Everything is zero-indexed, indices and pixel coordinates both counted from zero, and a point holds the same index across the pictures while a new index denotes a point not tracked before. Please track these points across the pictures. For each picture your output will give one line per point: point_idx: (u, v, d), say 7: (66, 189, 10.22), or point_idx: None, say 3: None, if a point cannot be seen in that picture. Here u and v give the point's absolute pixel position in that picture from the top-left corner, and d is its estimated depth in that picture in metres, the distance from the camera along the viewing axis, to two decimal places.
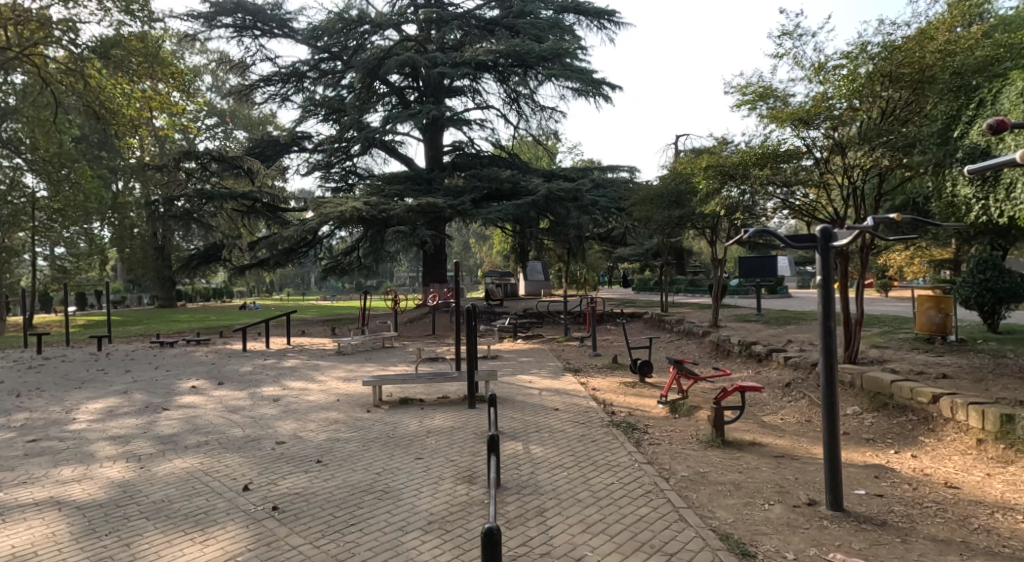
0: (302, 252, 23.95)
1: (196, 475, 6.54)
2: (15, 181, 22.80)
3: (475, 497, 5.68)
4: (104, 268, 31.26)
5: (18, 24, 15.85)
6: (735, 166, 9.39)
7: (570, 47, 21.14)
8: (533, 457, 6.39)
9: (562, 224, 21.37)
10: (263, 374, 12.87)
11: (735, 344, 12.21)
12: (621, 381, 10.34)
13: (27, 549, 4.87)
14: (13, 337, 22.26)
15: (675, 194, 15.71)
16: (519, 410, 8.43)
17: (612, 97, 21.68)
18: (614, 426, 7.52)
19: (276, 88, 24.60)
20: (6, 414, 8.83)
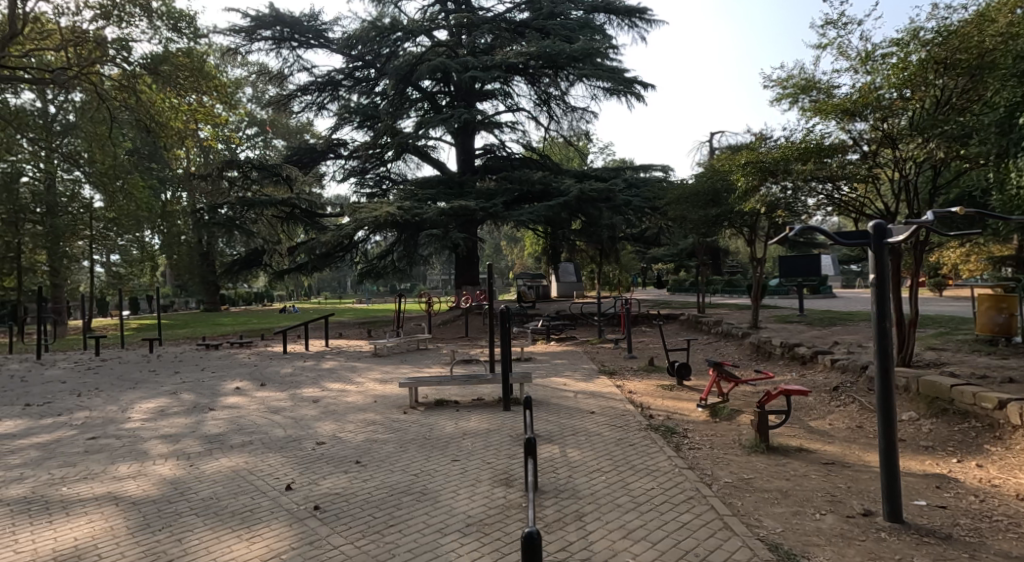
0: (339, 256, 24.34)
1: (242, 474, 6.71)
2: (71, 193, 23.74)
3: (514, 500, 5.70)
4: (154, 274, 32.33)
5: (75, 44, 16.57)
6: (776, 162, 9.30)
7: (601, 47, 21.04)
8: (571, 461, 6.37)
9: (595, 225, 21.29)
10: (304, 376, 13.12)
11: (776, 346, 12.00)
12: (659, 384, 10.25)
13: (88, 542, 5.06)
14: (70, 340, 23.14)
15: (711, 193, 15.48)
16: (556, 413, 8.42)
17: (644, 96, 21.50)
18: (653, 429, 7.46)
19: (313, 97, 25.10)
20: (66, 413, 9.19)
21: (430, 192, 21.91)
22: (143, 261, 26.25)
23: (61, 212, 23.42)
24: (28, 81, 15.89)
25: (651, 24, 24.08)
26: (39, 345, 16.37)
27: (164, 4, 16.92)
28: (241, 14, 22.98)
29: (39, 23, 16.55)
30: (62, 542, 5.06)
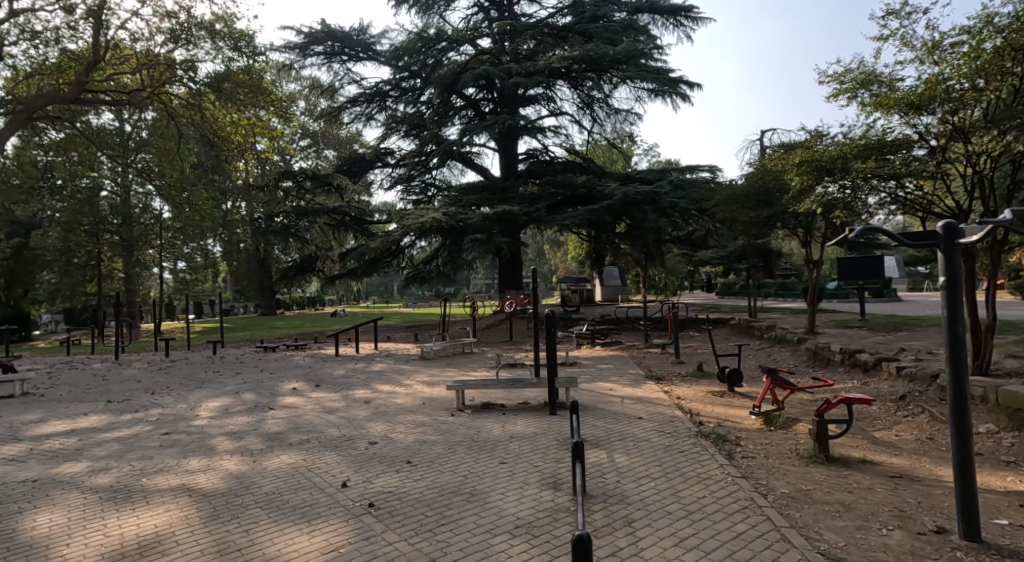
0: (386, 262, 24.89)
1: (300, 470, 7.08)
2: (143, 205, 25.15)
3: (562, 504, 5.84)
4: (216, 281, 33.77)
5: (149, 67, 17.76)
6: (833, 161, 9.47)
7: (645, 48, 21.06)
8: (618, 466, 6.50)
9: (640, 228, 21.26)
10: (355, 377, 13.56)
11: (836, 353, 11.80)
12: (709, 390, 10.24)
13: (167, 528, 5.46)
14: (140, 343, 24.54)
15: (762, 193, 15.29)
16: (603, 418, 8.55)
17: (690, 96, 21.33)
18: (703, 436, 7.49)
19: (361, 108, 25.82)
20: (142, 409, 9.83)
21: (475, 197, 22.22)
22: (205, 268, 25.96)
23: (135, 223, 24.78)
24: (107, 103, 17.08)
25: (696, 22, 23.95)
26: (116, 346, 17.47)
27: (226, 25, 17.82)
28: (295, 31, 23.90)
29: (118, 50, 17.82)
30: (145, 527, 5.49)
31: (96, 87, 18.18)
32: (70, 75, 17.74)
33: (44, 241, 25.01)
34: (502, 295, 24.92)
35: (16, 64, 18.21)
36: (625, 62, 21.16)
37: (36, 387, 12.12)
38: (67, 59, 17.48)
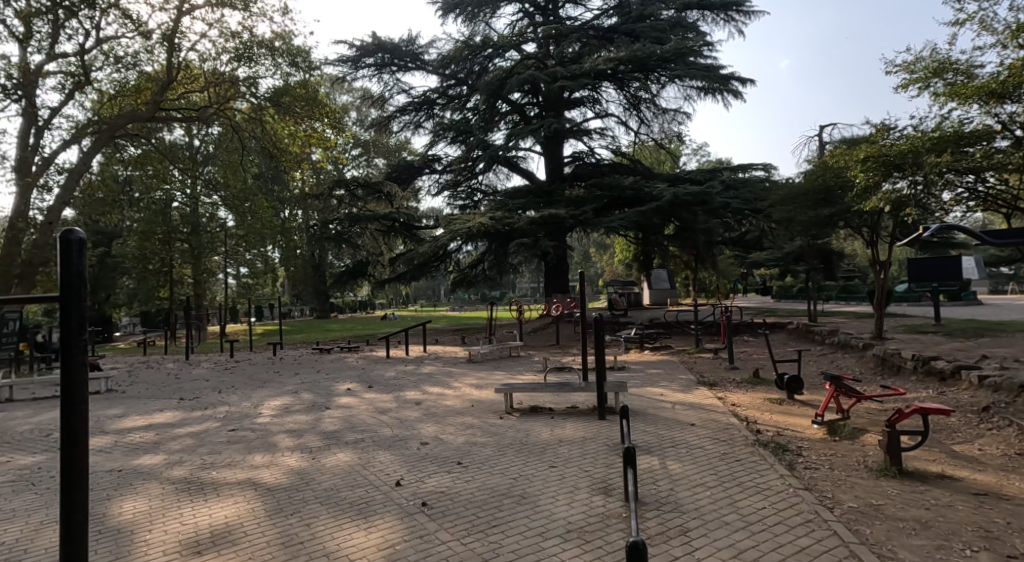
0: (434, 267, 25.27)
1: (357, 469, 7.28)
2: (210, 214, 25.85)
3: (613, 510, 5.80)
4: (276, 286, 35.05)
5: (216, 85, 18.97)
6: (903, 156, 9.25)
7: (694, 45, 20.71)
8: (671, 473, 6.44)
9: (690, 230, 20.96)
10: (406, 379, 13.84)
11: (906, 360, 11.36)
12: (766, 398, 10.00)
13: (236, 520, 5.74)
14: (208, 344, 25.92)
15: (823, 191, 14.81)
16: (654, 423, 8.49)
17: (741, 92, 20.92)
18: (762, 445, 7.32)
19: (410, 117, 26.30)
20: (210, 406, 10.32)
21: (520, 201, 22.30)
22: (266, 274, 26.97)
23: (203, 232, 25.88)
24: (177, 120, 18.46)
25: (747, 16, 23.52)
26: (186, 347, 18.45)
27: (285, 42, 18.68)
28: (347, 45, 24.60)
29: (188, 70, 19.02)
30: (216, 517, 5.78)
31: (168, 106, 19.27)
32: (147, 95, 19.09)
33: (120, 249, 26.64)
34: (548, 298, 24.92)
35: (100, 86, 19.64)
36: (673, 60, 20.84)
37: (115, 384, 12.85)
38: (144, 80, 18.73)
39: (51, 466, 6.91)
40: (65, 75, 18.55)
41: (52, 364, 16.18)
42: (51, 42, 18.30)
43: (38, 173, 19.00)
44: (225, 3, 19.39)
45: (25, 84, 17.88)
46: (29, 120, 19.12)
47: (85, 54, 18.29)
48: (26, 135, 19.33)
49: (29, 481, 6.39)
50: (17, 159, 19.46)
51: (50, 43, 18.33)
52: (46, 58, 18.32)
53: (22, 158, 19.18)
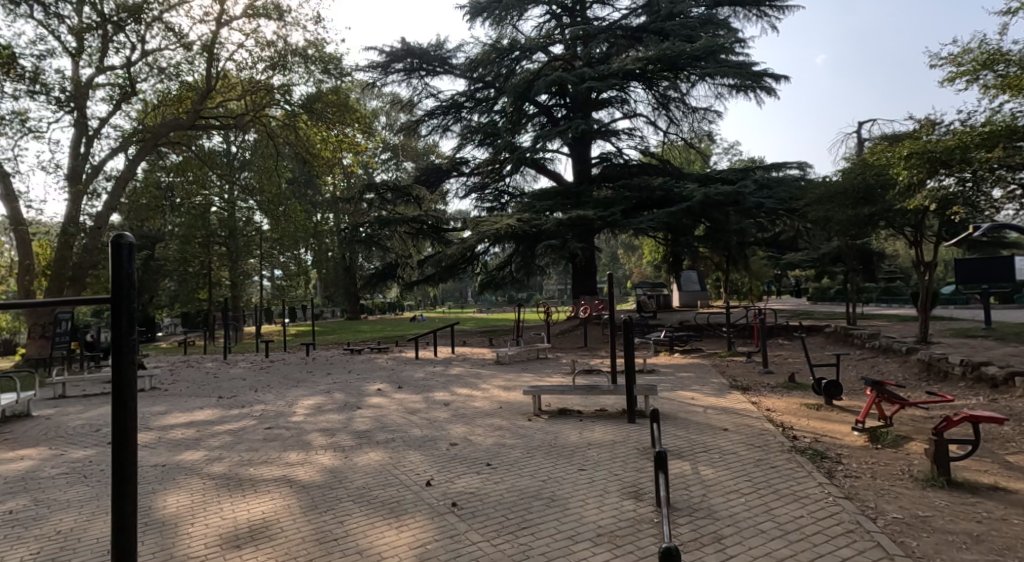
0: (461, 268, 25.41)
1: (388, 468, 7.38)
2: (246, 219, 26.17)
3: (644, 514, 5.77)
4: (308, 288, 35.69)
5: (251, 93, 20.06)
6: (950, 152, 9.07)
7: (726, 43, 20.44)
8: (704, 478, 6.39)
9: (722, 231, 20.71)
10: (435, 380, 13.97)
11: (954, 366, 11.04)
12: (803, 403, 9.81)
13: (274, 515, 5.88)
14: (243, 344, 26.59)
15: (862, 190, 14.47)
16: (686, 428, 8.42)
17: (775, 90, 20.60)
18: (799, 452, 7.19)
19: (439, 120, 26.54)
20: (247, 404, 10.58)
21: (548, 202, 22.31)
22: (298, 276, 27.85)
23: (239, 235, 26.42)
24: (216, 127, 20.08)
25: (780, 11, 23.18)
26: (223, 347, 18.95)
27: (317, 49, 19.27)
28: (377, 51, 24.94)
29: (226, 78, 19.71)
30: (254, 512, 5.94)
31: (207, 115, 20.49)
32: (189, 103, 19.87)
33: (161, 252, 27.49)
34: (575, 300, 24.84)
35: (145, 97, 20.38)
36: (703, 58, 20.59)
37: (157, 382, 13.22)
38: (185, 89, 19.41)
39: (100, 460, 7.16)
40: (112, 86, 19.24)
41: (99, 364, 16.76)
42: (100, 56, 19.04)
43: (88, 181, 19.85)
44: (261, 12, 19.87)
45: (76, 96, 18.62)
46: (79, 130, 19.92)
47: (131, 66, 18.95)
48: (77, 144, 20.13)
49: (80, 474, 6.64)
50: (68, 168, 20.26)
51: (99, 57, 19.08)
52: (96, 71, 19.06)
53: (72, 166, 19.98)
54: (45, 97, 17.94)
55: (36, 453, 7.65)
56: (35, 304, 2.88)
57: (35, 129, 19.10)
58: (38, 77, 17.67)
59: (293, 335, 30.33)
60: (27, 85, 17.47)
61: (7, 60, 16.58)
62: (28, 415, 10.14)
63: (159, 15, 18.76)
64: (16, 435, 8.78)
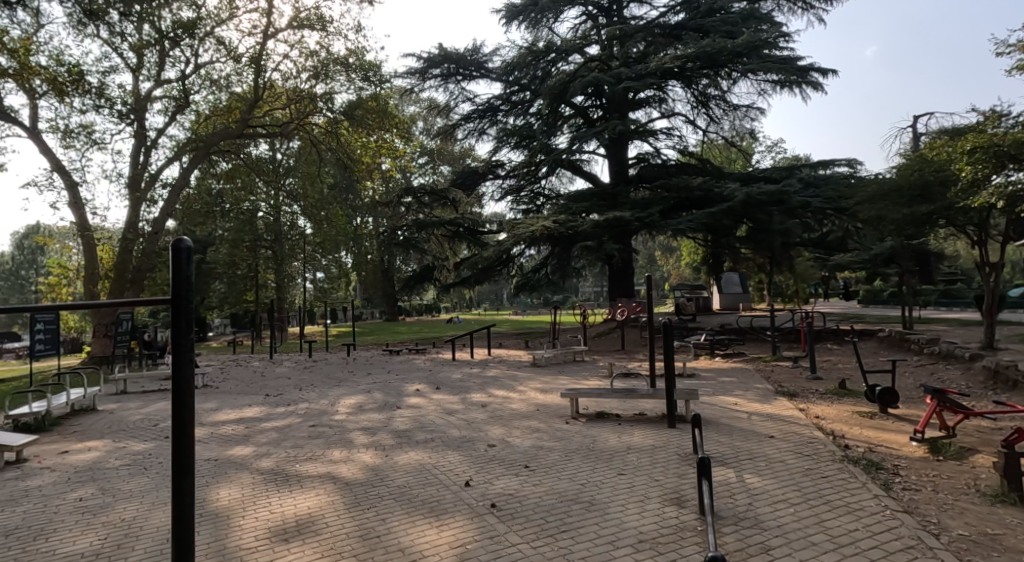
0: (497, 271, 25.46)
1: (428, 468, 7.48)
2: (291, 223, 26.83)
3: (687, 522, 5.71)
4: (349, 288, 36.32)
5: (295, 102, 20.69)
6: (1019, 146, 8.84)
7: (769, 38, 20.03)
8: (749, 487, 6.29)
9: (765, 231, 20.29)
10: (472, 381, 14.07)
11: (1021, 373, 10.55)
12: (855, 411, 9.51)
13: (319, 510, 6.03)
14: (288, 343, 27.52)
15: (920, 187, 13.78)
16: (730, 434, 8.29)
17: (822, 84, 20.06)
18: (851, 462, 6.97)
19: (474, 124, 26.69)
20: (292, 402, 10.85)
21: (584, 204, 22.21)
22: (340, 279, 28.57)
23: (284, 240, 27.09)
24: (262, 135, 20.70)
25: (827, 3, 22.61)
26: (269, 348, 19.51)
27: (358, 57, 19.76)
28: (414, 58, 25.29)
29: (272, 88, 20.45)
30: (300, 507, 6.10)
31: (255, 123, 21.19)
32: (238, 113, 20.84)
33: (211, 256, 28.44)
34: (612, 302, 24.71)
35: (197, 107, 21.18)
36: (746, 55, 20.23)
37: (209, 379, 13.68)
38: (234, 100, 20.17)
39: (159, 453, 7.45)
40: (168, 99, 20.00)
41: (158, 363, 17.49)
42: (158, 70, 19.83)
43: (147, 189, 20.70)
44: (306, 23, 20.35)
45: (135, 108, 19.44)
46: (138, 140, 20.78)
47: (185, 79, 19.69)
48: (136, 154, 21.00)
49: (140, 465, 6.92)
50: (129, 176, 21.19)
51: (157, 71, 19.89)
52: (154, 85, 19.87)
53: (132, 175, 20.87)
54: (109, 111, 18.78)
55: (100, 445, 8.00)
56: (100, 304, 3.02)
57: (100, 141, 20.00)
58: (104, 91, 18.50)
59: (336, 335, 31.53)
60: (94, 100, 18.32)
61: (76, 76, 17.44)
62: (93, 410, 10.63)
63: (211, 30, 19.45)
64: (82, 427, 9.21)
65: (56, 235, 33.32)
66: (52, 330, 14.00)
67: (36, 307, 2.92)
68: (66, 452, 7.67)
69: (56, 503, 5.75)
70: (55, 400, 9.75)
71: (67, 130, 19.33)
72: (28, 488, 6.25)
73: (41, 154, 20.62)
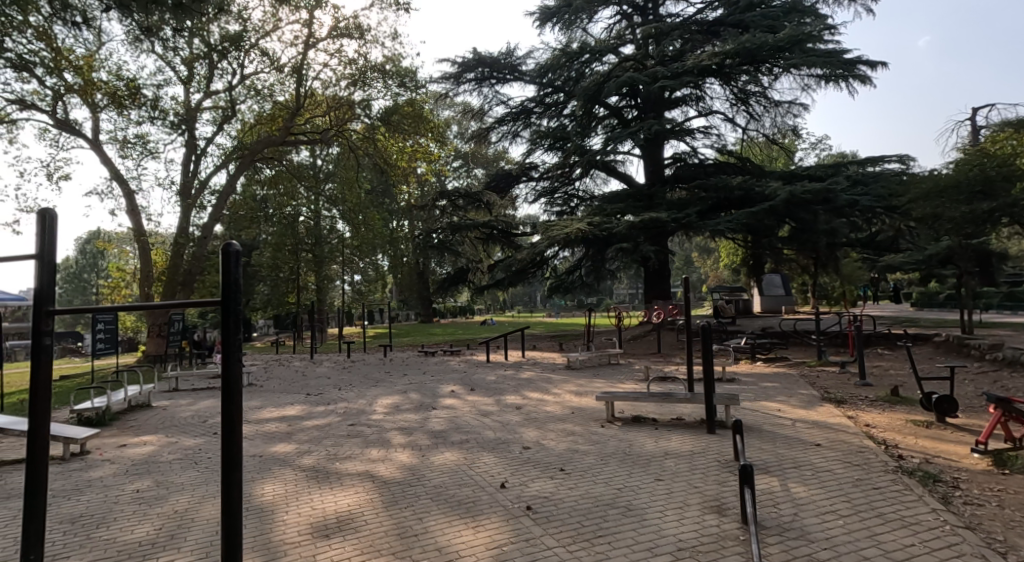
0: (531, 273, 25.41)
1: (464, 469, 7.47)
2: (330, 227, 27.20)
3: (729, 531, 5.56)
4: (386, 290, 36.70)
5: (335, 109, 21.11)
6: None
7: (812, 31, 19.56)
8: (794, 496, 6.11)
9: (810, 232, 19.80)
10: (506, 383, 14.05)
11: None
12: (910, 420, 9.15)
13: (358, 508, 6.07)
14: (329, 343, 28.71)
15: (980, 182, 13.38)
16: (773, 441, 8.08)
17: (869, 78, 19.46)
18: (906, 473, 6.72)
19: (508, 127, 26.68)
20: (331, 402, 10.99)
21: (619, 205, 22.00)
22: (376, 281, 28.95)
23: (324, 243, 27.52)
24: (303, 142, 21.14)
25: None
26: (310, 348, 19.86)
27: (394, 64, 20.04)
28: (448, 62, 25.45)
29: (313, 97, 20.94)
30: (339, 504, 6.15)
31: (297, 131, 21.63)
32: (281, 122, 21.18)
33: (256, 259, 29.12)
34: (648, 305, 24.44)
35: (243, 116, 21.73)
36: (788, 49, 19.79)
37: (253, 378, 13.99)
38: (278, 109, 20.63)
39: (209, 448, 7.62)
40: (216, 110, 20.56)
41: (208, 363, 17.99)
42: (207, 82, 20.37)
43: (197, 196, 21.26)
44: (344, 32, 20.66)
45: (187, 119, 20.02)
46: (189, 150, 21.40)
47: (232, 90, 20.18)
48: (187, 163, 21.60)
49: (192, 459, 7.08)
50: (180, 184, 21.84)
51: (206, 83, 20.44)
52: (203, 96, 20.44)
53: (183, 183, 21.45)
54: (163, 122, 19.38)
55: (155, 439, 8.22)
56: (157, 305, 3.13)
57: (154, 150, 20.66)
58: (158, 103, 19.09)
59: (375, 335, 32.85)
60: (149, 112, 18.91)
61: (133, 90, 18.05)
62: (147, 406, 10.96)
63: (255, 42, 19.90)
64: (136, 422, 9.50)
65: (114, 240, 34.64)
66: (111, 329, 14.52)
67: (99, 307, 3.04)
68: (124, 445, 7.91)
69: (115, 494, 5.92)
70: (115, 396, 10.04)
71: (124, 141, 20.02)
72: (89, 478, 6.45)
73: (102, 164, 21.39)
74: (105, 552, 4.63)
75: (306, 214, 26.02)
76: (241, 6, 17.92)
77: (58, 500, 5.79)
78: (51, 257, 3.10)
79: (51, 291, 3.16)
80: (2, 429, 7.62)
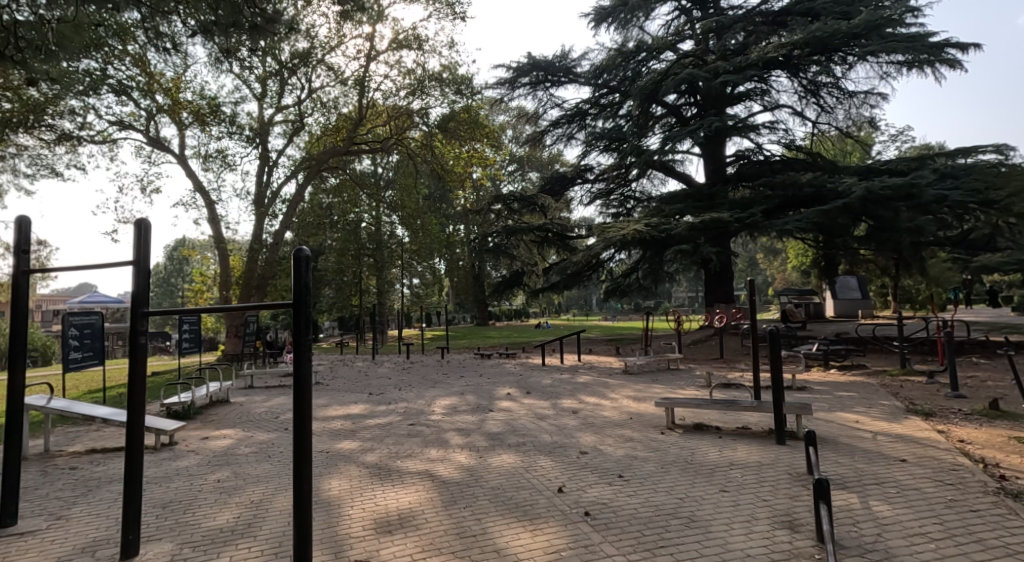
0: (586, 276, 25.22)
1: (521, 472, 7.31)
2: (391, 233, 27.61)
3: (803, 549, 5.22)
4: (442, 295, 37.06)
5: (394, 118, 21.47)
6: None
7: (891, 14, 18.61)
8: (878, 515, 5.70)
9: (891, 230, 18.79)
10: (562, 387, 13.88)
11: None
12: (1010, 437, 8.43)
13: (417, 505, 6.03)
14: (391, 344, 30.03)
15: None
16: (852, 456, 7.60)
17: (957, 62, 18.29)
18: (1006, 496, 6.17)
19: (563, 129, 26.43)
20: (391, 401, 11.08)
21: (677, 206, 21.47)
22: (433, 285, 29.29)
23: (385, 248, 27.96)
24: (366, 152, 21.61)
25: None
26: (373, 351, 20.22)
27: (451, 72, 20.19)
28: (503, 67, 25.47)
29: (374, 108, 21.36)
30: (400, 501, 6.13)
31: (359, 141, 22.08)
32: (344, 132, 21.60)
33: (323, 264, 29.93)
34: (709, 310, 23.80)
35: (310, 128, 22.33)
36: (864, 35, 18.90)
37: (322, 378, 14.31)
38: (343, 120, 21.16)
39: (281, 442, 7.76)
40: (287, 123, 21.16)
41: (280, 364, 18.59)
42: (279, 98, 21.03)
43: (269, 205, 21.98)
44: (404, 44, 20.96)
45: (261, 133, 20.73)
46: (262, 162, 22.14)
47: (301, 104, 20.72)
48: (261, 174, 22.36)
49: (266, 453, 7.22)
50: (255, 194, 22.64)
51: (278, 98, 21.09)
52: (275, 110, 21.13)
53: (256, 193, 22.24)
54: (239, 137, 20.10)
55: (234, 433, 8.45)
56: (233, 308, 3.79)
57: (231, 163, 21.45)
58: (235, 119, 19.81)
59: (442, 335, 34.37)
60: (228, 128, 19.65)
61: (215, 108, 18.84)
62: (225, 401, 11.32)
63: (322, 57, 20.40)
64: (216, 416, 9.83)
65: (200, 246, 36.45)
66: (195, 330, 15.15)
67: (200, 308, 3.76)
68: (206, 437, 8.15)
69: (199, 482, 6.06)
70: (199, 392, 10.40)
71: (205, 155, 20.86)
72: (177, 467, 6.64)
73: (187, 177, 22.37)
74: (192, 536, 4.72)
75: (368, 220, 26.45)
76: (309, 23, 18.49)
77: (151, 486, 5.98)
78: (144, 267, 4.04)
79: (144, 296, 4.00)
80: (104, 420, 7.91)
